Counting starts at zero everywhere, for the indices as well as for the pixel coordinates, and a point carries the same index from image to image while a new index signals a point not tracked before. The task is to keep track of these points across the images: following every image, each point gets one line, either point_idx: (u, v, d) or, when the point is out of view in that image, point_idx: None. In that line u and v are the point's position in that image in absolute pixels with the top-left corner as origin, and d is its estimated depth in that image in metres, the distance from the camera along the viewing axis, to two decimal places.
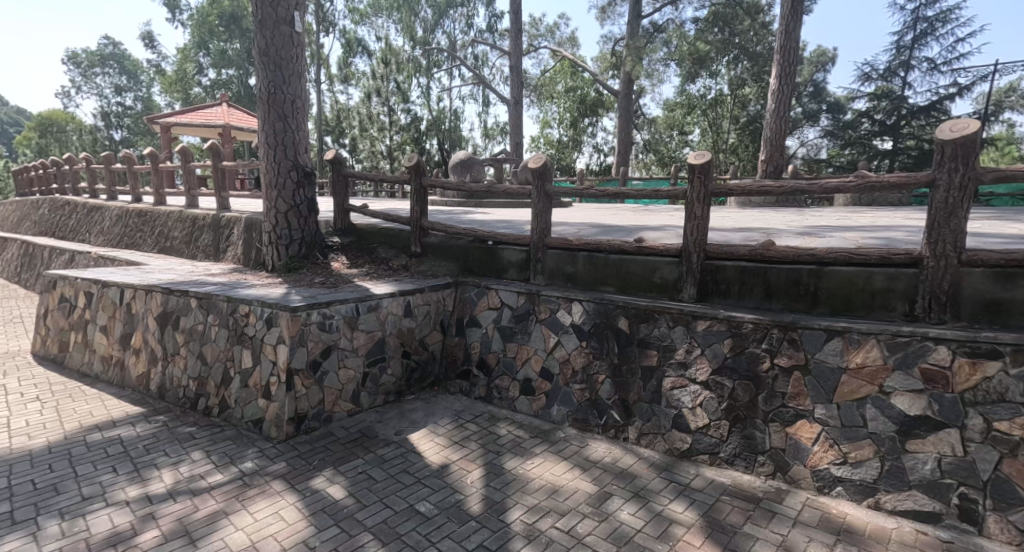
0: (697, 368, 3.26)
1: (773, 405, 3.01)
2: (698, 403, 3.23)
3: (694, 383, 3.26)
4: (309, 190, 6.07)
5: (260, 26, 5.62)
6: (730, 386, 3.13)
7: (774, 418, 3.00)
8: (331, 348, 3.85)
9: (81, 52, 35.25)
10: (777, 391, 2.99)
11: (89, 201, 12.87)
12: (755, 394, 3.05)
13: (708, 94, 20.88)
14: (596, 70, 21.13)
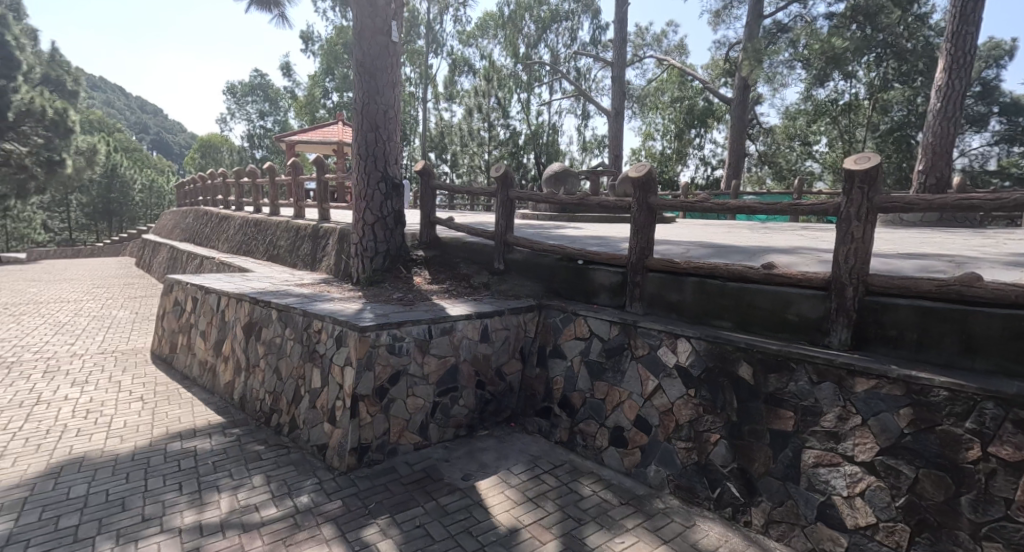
0: (855, 444, 2.53)
1: (987, 514, 2.19)
2: (857, 492, 2.50)
3: (851, 462, 2.53)
4: (396, 201, 5.92)
5: (358, 36, 5.58)
6: (910, 475, 2.37)
7: (988, 533, 2.18)
8: (400, 374, 3.70)
9: (236, 83, 40.14)
10: (992, 495, 2.18)
11: (221, 211, 14.14)
12: (956, 495, 2.26)
13: (840, 98, 18.78)
14: (708, 78, 19.85)
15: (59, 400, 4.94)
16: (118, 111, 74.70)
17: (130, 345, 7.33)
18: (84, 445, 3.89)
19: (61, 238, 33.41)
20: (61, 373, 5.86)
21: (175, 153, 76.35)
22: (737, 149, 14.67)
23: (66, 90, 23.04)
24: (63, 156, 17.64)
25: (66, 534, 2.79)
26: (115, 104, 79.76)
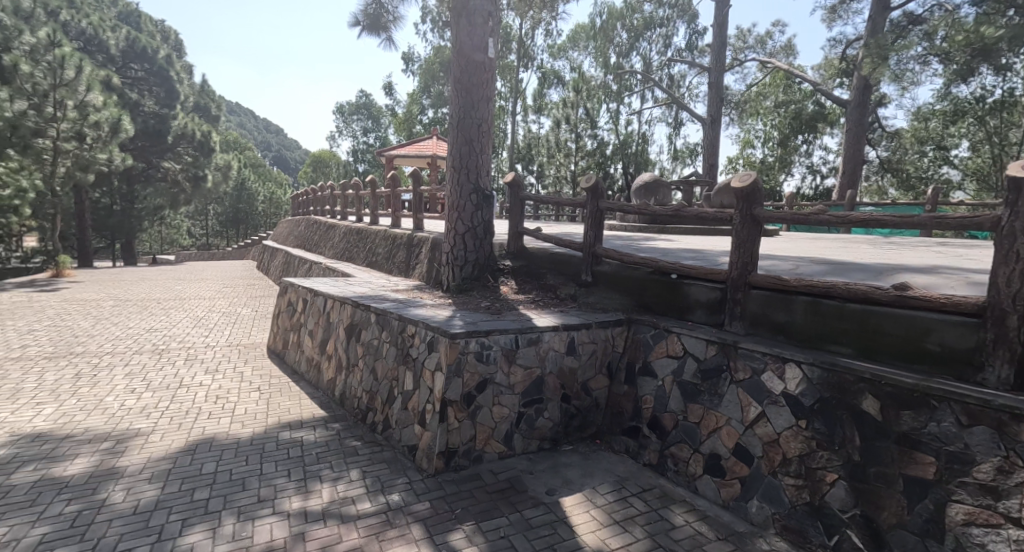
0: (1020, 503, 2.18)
1: None
2: None
3: (1014, 524, 2.20)
4: (487, 212, 6.00)
5: (456, 55, 5.80)
6: None
7: None
8: (487, 382, 3.74)
9: (343, 104, 43.27)
10: None
11: (327, 220, 15.23)
12: None
13: (986, 96, 16.65)
14: (819, 79, 18.43)
15: (196, 384, 5.69)
16: (245, 132, 83.69)
17: (252, 337, 8.16)
18: (214, 427, 4.54)
19: (198, 242, 38.03)
20: (198, 360, 6.65)
21: (292, 168, 83.97)
22: (853, 157, 13.49)
23: (208, 114, 26.16)
24: (206, 172, 21.64)
25: (199, 506, 3.27)
26: (245, 126, 89.66)
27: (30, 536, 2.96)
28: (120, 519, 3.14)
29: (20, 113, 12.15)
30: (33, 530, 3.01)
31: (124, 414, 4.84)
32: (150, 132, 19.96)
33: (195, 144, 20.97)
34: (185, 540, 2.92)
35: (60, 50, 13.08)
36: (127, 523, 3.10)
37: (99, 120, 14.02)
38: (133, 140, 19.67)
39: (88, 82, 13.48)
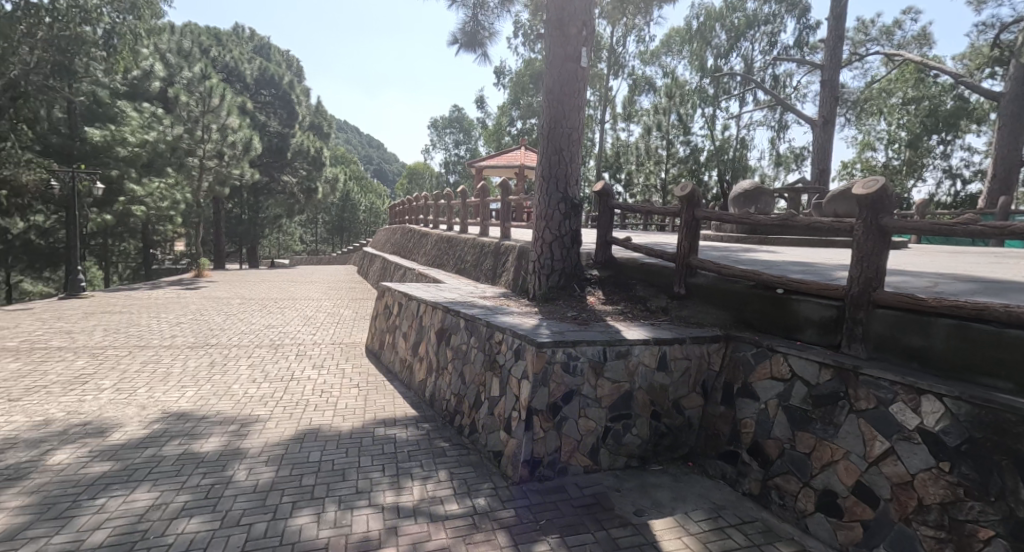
0: None
1: None
2: None
3: None
4: (575, 221, 5.91)
5: (550, 66, 5.82)
6: None
7: None
8: (573, 393, 3.68)
9: (437, 118, 45.12)
10: None
11: (421, 229, 15.84)
12: None
13: None
14: (964, 70, 16.30)
15: (304, 377, 6.13)
16: (349, 146, 89.96)
17: (353, 336, 8.62)
18: (319, 419, 4.88)
19: (308, 248, 41.29)
20: (307, 355, 7.17)
21: (390, 180, 88.82)
22: (1009, 156, 11.88)
23: (320, 131, 28.39)
24: (318, 185, 23.48)
25: (307, 491, 3.59)
26: (350, 142, 96.46)
27: (174, 502, 3.44)
28: (243, 495, 3.54)
29: (178, 138, 16.07)
30: (176, 497, 3.49)
31: (246, 401, 5.33)
32: (274, 149, 22.22)
33: (309, 160, 23.14)
34: (294, 522, 3.22)
35: (209, 82, 16.81)
36: (248, 499, 3.48)
37: (234, 140, 17.89)
38: (260, 157, 21.90)
39: (228, 108, 17.18)
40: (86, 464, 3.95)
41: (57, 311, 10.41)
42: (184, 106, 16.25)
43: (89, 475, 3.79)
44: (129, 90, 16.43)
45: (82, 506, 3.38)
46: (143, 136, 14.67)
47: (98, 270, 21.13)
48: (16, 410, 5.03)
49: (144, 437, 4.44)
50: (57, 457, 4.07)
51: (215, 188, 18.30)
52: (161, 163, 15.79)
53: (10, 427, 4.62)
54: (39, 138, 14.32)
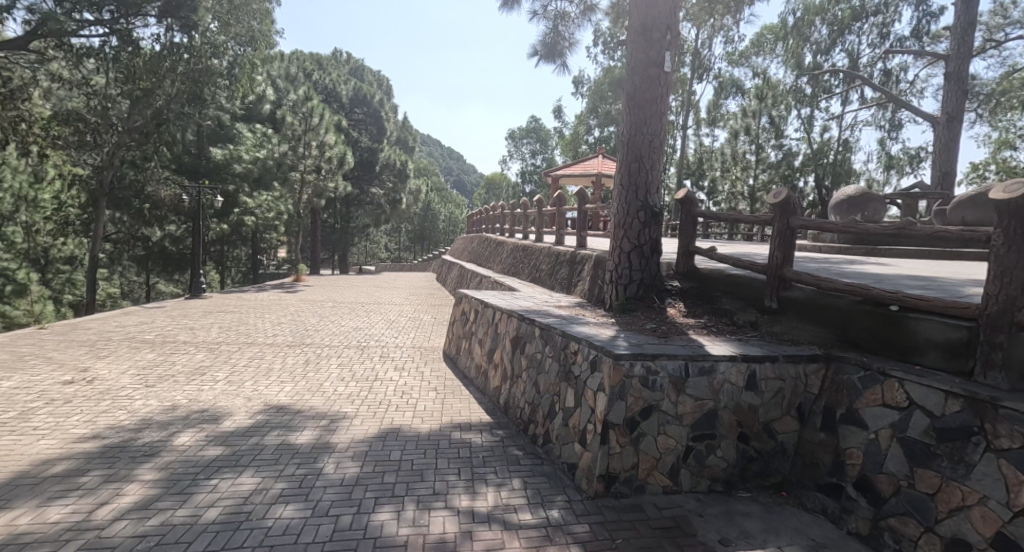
0: None
1: None
2: None
3: None
4: (655, 230, 5.66)
5: (630, 72, 5.66)
6: None
7: None
8: (652, 409, 3.49)
9: (514, 129, 45.73)
10: None
11: (497, 237, 16.00)
12: None
13: None
14: None
15: (387, 379, 6.30)
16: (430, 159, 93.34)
17: (432, 341, 8.81)
18: (400, 419, 4.98)
19: (391, 255, 43.13)
20: (389, 357, 7.39)
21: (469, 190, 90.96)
22: None
23: (405, 145, 29.61)
24: (402, 197, 24.60)
25: (388, 488, 3.64)
26: (431, 154, 100.12)
27: (274, 488, 3.63)
28: (331, 487, 3.65)
29: (284, 154, 17.81)
30: (275, 484, 3.68)
31: (336, 398, 5.55)
32: (364, 163, 23.49)
33: (396, 173, 24.66)
34: (376, 517, 3.28)
35: (310, 103, 18.50)
36: (337, 492, 3.59)
37: (331, 155, 19.13)
38: (352, 170, 23.19)
39: (326, 127, 18.80)
40: (204, 446, 4.29)
41: (180, 309, 11.50)
42: (290, 125, 18.05)
43: (205, 457, 4.11)
44: (244, 112, 17.36)
45: (199, 485, 3.66)
46: (255, 154, 16.52)
47: (214, 273, 23.42)
48: (148, 394, 5.56)
49: (249, 426, 4.74)
50: (182, 438, 4.44)
51: (312, 200, 19.98)
52: (269, 178, 17.34)
53: (146, 409, 5.11)
54: (175, 158, 16.20)
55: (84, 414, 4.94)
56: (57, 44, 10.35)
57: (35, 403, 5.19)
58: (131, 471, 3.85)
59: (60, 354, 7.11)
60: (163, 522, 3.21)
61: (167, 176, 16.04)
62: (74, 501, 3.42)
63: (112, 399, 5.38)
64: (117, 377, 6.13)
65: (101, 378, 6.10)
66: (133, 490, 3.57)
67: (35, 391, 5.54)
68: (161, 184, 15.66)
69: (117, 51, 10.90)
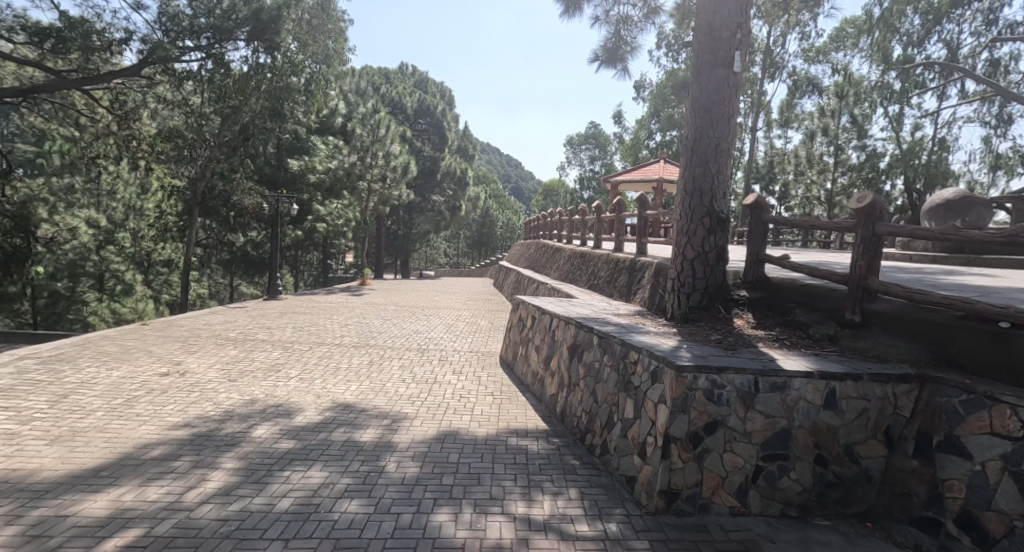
0: None
1: None
2: None
3: None
4: (722, 237, 5.37)
5: (697, 74, 5.43)
6: None
7: None
8: (718, 424, 3.27)
9: (574, 135, 45.56)
10: None
11: (555, 243, 15.90)
12: None
13: None
14: None
15: (446, 382, 6.31)
16: (490, 167, 94.84)
17: (490, 346, 8.79)
18: (458, 422, 4.95)
19: (450, 261, 43.90)
20: (448, 361, 7.42)
21: (527, 197, 91.43)
22: None
23: (466, 153, 30.14)
24: (462, 203, 25.01)
25: (446, 490, 3.60)
26: (490, 161, 101.55)
27: (340, 483, 3.68)
28: (393, 485, 3.66)
29: (353, 164, 18.46)
30: (341, 479, 3.73)
31: (397, 398, 5.61)
32: (426, 171, 24.08)
33: (456, 181, 24.85)
34: (434, 518, 3.24)
35: (377, 115, 19.34)
36: (398, 490, 3.59)
37: (396, 164, 19.87)
38: (415, 178, 23.83)
39: (392, 137, 19.52)
40: (278, 439, 4.43)
41: (259, 310, 12.15)
42: (359, 137, 18.81)
43: (279, 449, 4.24)
44: (315, 126, 18.02)
45: (274, 475, 3.78)
46: (327, 165, 17.36)
47: (289, 276, 24.74)
48: (231, 388, 5.84)
49: (318, 422, 4.86)
50: (259, 431, 4.62)
51: (378, 207, 20.65)
52: (340, 187, 18.08)
53: (228, 401, 5.36)
54: (258, 169, 16.95)
55: (178, 403, 5.25)
56: (162, 70, 10.92)
57: (137, 392, 5.57)
58: (215, 458, 4.03)
59: (158, 348, 7.63)
60: (242, 508, 3.33)
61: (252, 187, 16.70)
62: (168, 483, 3.62)
63: (200, 391, 5.69)
64: (205, 371, 6.50)
65: (192, 371, 6.49)
66: (218, 476, 3.73)
67: (136, 380, 5.96)
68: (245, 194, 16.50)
69: (212, 75, 11.36)
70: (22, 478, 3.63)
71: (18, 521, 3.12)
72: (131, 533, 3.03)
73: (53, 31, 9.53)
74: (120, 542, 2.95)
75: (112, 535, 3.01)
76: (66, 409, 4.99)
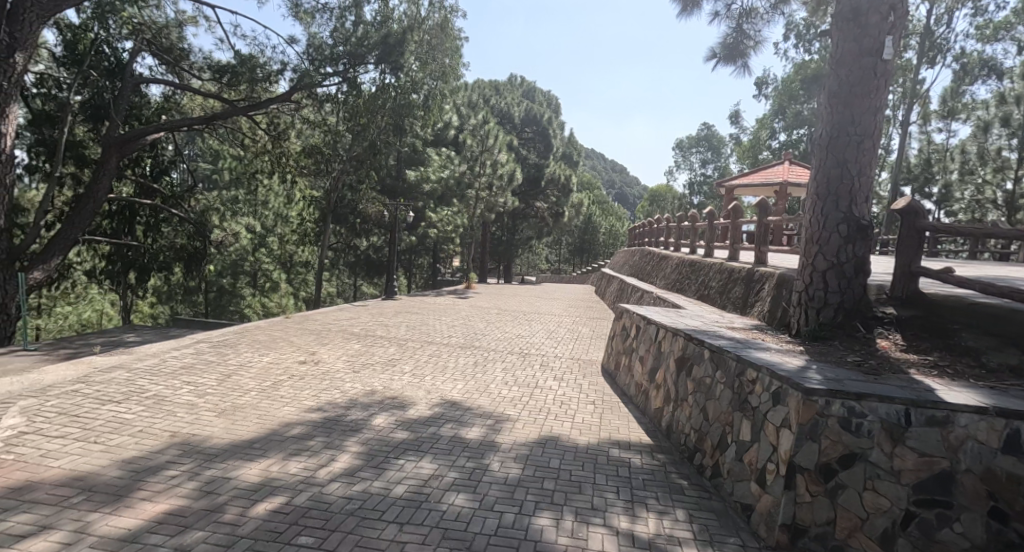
0: None
1: None
2: None
3: None
4: (861, 247, 4.86)
5: (836, 65, 4.99)
6: None
7: None
8: (857, 457, 2.97)
9: (685, 138, 43.80)
10: None
11: (661, 251, 15.34)
12: None
13: None
14: None
15: (547, 387, 6.33)
16: (596, 173, 94.45)
17: (591, 354, 8.69)
18: (559, 428, 4.94)
19: (552, 267, 44.31)
20: (550, 366, 7.45)
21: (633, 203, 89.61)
22: None
23: (571, 160, 30.16)
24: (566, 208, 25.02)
25: (547, 494, 3.61)
26: (596, 168, 101.29)
27: (448, 476, 3.83)
28: (495, 484, 3.73)
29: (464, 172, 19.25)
30: (448, 472, 3.89)
31: (500, 400, 5.73)
32: (532, 179, 24.51)
33: (560, 188, 25.01)
34: (536, 521, 3.26)
35: (487, 126, 19.97)
36: (501, 489, 3.66)
37: (503, 173, 20.27)
38: (521, 186, 24.36)
39: (500, 146, 20.05)
40: (394, 429, 4.72)
41: (378, 308, 13.09)
42: (470, 147, 19.59)
43: (395, 438, 4.52)
44: (433, 138, 19.11)
45: (390, 462, 4.02)
46: (440, 175, 17.92)
47: (404, 279, 26.46)
48: (354, 379, 6.33)
49: (429, 416, 5.11)
50: (378, 420, 4.95)
51: (484, 214, 21.10)
52: (450, 195, 18.99)
53: (353, 391, 5.81)
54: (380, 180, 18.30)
55: (312, 389, 5.79)
56: (307, 94, 12.16)
57: (282, 376, 6.23)
58: (343, 441, 4.38)
59: (298, 339, 8.50)
60: (364, 489, 3.58)
61: (375, 196, 18.10)
62: (305, 459, 4.00)
63: (329, 379, 6.23)
64: (334, 362, 7.12)
65: (323, 361, 7.15)
66: (344, 458, 4.05)
67: (280, 366, 6.68)
68: (370, 202, 17.84)
69: (346, 96, 12.37)
70: (198, 443, 4.21)
71: (197, 477, 3.63)
72: (276, 500, 3.39)
73: (230, 67, 11.34)
74: (268, 506, 3.31)
75: (262, 500, 3.38)
76: (229, 387, 5.71)
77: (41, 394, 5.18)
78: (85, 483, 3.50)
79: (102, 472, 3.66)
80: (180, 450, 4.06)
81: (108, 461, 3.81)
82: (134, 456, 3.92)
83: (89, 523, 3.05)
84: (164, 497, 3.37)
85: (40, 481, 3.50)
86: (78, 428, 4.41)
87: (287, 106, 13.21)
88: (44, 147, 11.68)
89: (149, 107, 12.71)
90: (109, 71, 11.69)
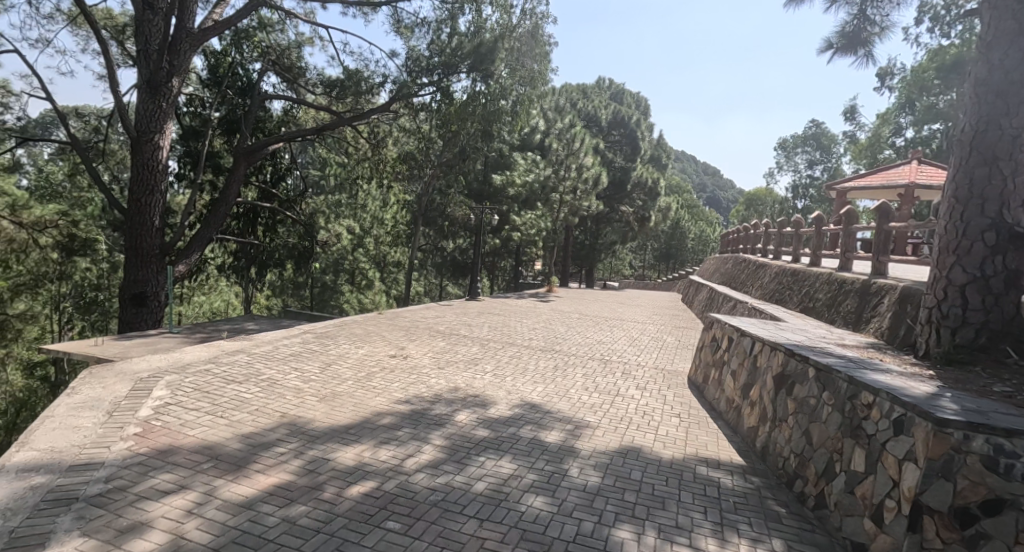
0: None
1: None
2: None
3: None
4: (1013, 258, 4.14)
5: (987, 48, 4.31)
6: None
7: None
8: (1005, 504, 2.44)
9: (790, 138, 40.89)
10: None
11: (757, 259, 14.30)
12: None
13: None
14: None
15: (629, 396, 6.02)
16: (687, 176, 91.05)
17: (676, 364, 8.22)
18: (641, 439, 4.65)
19: (637, 273, 43.24)
20: (632, 374, 7.10)
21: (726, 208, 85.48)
22: None
23: (660, 163, 29.13)
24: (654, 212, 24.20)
25: (628, 507, 3.37)
26: (688, 170, 97.64)
27: (527, 477, 3.69)
28: (575, 490, 3.55)
29: (550, 177, 19.22)
30: (528, 474, 3.75)
31: (580, 405, 5.52)
32: (619, 182, 24.00)
33: (647, 190, 24.35)
34: (616, 533, 3.05)
35: (574, 129, 19.69)
36: (580, 496, 3.47)
37: (588, 176, 19.99)
38: (607, 189, 24.03)
39: (586, 149, 19.60)
40: (475, 427, 4.66)
41: (462, 308, 13.33)
42: (555, 151, 19.36)
43: (477, 435, 4.46)
44: (520, 141, 19.18)
45: (471, 458, 3.96)
46: (525, 179, 18.10)
47: (488, 280, 26.92)
48: (439, 375, 6.39)
49: (510, 416, 5.01)
50: (460, 416, 4.92)
51: (569, 217, 20.98)
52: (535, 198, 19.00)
53: (437, 386, 5.85)
54: (467, 185, 18.70)
55: (401, 382, 5.90)
56: (405, 104, 12.71)
57: (374, 368, 6.43)
58: (427, 434, 4.38)
59: (389, 334, 8.78)
60: (446, 482, 3.53)
61: (461, 200, 18.70)
62: (394, 448, 4.03)
63: (416, 374, 6.33)
64: (421, 357, 7.25)
65: (410, 356, 7.30)
66: (429, 450, 4.05)
67: (373, 359, 6.90)
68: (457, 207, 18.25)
69: (439, 104, 12.74)
70: (303, 424, 4.39)
71: (301, 456, 3.76)
72: (367, 484, 3.42)
73: (338, 81, 12.14)
74: (360, 489, 3.35)
75: (355, 482, 3.43)
76: (329, 374, 5.96)
77: (182, 371, 5.69)
78: (213, 451, 3.74)
79: (227, 443, 3.90)
80: (288, 429, 4.24)
81: (231, 434, 4.06)
82: (251, 431, 4.16)
83: (215, 488, 3.25)
84: (274, 470, 3.53)
85: (179, 445, 3.79)
86: (209, 402, 4.76)
87: (386, 116, 13.87)
88: (190, 158, 12.96)
89: (271, 120, 13.80)
90: (241, 88, 12.70)
